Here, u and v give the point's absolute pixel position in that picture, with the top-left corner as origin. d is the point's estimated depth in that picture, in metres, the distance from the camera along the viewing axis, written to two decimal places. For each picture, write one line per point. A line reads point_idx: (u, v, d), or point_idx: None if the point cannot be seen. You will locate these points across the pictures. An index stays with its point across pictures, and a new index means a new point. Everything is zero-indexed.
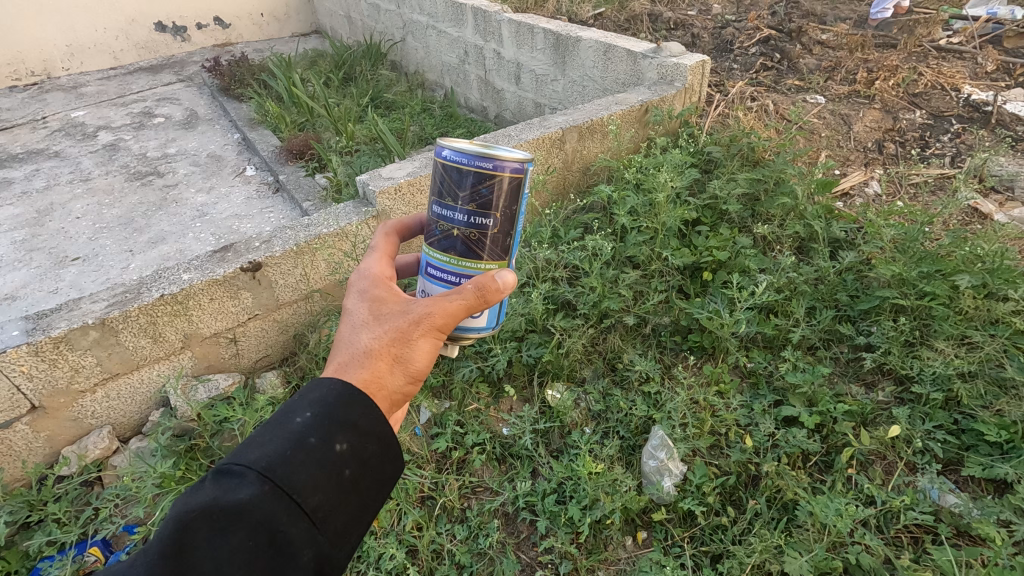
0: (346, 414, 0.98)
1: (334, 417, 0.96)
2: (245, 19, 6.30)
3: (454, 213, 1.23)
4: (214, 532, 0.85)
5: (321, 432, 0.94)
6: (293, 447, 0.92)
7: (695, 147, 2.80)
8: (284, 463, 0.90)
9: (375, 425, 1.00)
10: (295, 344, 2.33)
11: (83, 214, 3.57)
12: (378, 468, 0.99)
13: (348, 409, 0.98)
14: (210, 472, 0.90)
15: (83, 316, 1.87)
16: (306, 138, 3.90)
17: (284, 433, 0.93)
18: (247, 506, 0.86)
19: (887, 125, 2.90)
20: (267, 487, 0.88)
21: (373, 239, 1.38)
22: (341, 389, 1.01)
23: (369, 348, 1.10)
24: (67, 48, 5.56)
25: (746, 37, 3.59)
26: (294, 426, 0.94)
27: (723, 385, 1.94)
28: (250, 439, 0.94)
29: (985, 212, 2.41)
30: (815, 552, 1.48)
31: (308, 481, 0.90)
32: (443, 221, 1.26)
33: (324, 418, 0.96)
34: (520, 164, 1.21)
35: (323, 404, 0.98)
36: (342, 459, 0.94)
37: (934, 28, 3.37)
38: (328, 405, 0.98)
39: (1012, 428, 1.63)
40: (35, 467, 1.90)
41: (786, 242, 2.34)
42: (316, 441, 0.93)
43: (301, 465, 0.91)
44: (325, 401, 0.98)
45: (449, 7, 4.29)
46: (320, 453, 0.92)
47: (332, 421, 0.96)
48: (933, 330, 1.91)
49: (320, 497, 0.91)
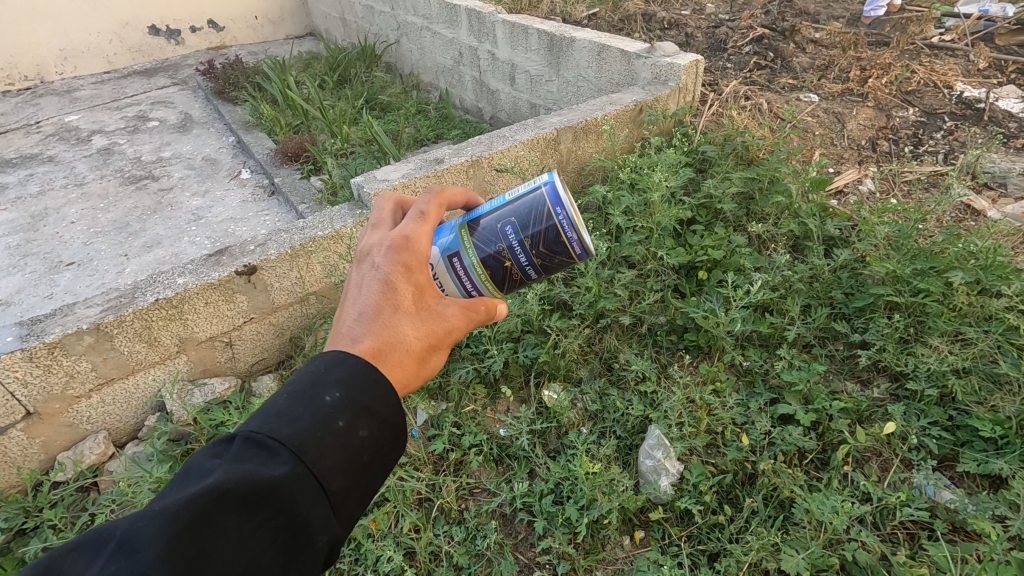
0: (375, 401, 0.94)
1: (363, 402, 0.92)
2: (239, 22, 6.30)
3: (521, 250, 1.23)
4: (240, 508, 0.78)
5: (349, 415, 0.90)
6: (322, 428, 0.87)
7: (689, 146, 2.81)
8: (316, 444, 0.85)
9: (394, 413, 0.96)
10: (291, 347, 2.32)
11: (78, 219, 3.56)
12: (391, 458, 0.97)
13: (378, 396, 0.94)
14: (238, 441, 0.83)
15: (77, 321, 1.87)
16: (300, 141, 3.89)
17: (312, 411, 0.88)
18: (279, 484, 0.80)
19: (880, 123, 2.91)
20: (297, 467, 0.83)
21: (425, 200, 1.21)
22: (374, 375, 0.96)
23: (408, 345, 1.04)
24: (60, 53, 5.54)
25: (740, 36, 3.60)
26: (325, 404, 0.89)
27: (719, 384, 1.94)
28: (278, 411, 0.87)
29: (978, 209, 2.42)
30: (812, 550, 1.49)
31: (335, 465, 0.87)
32: (505, 243, 1.24)
33: (353, 401, 0.91)
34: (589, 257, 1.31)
35: (354, 386, 0.93)
36: (365, 446, 0.91)
37: (926, 26, 3.38)
38: (357, 387, 0.93)
39: (1006, 424, 1.63)
40: (30, 473, 1.90)
41: (781, 241, 2.34)
42: (344, 424, 0.89)
43: (329, 448, 0.86)
44: (356, 382, 0.93)
45: (442, 8, 4.29)
46: (347, 438, 0.88)
47: (360, 403, 0.92)
48: (928, 326, 1.92)
49: (341, 482, 0.87)
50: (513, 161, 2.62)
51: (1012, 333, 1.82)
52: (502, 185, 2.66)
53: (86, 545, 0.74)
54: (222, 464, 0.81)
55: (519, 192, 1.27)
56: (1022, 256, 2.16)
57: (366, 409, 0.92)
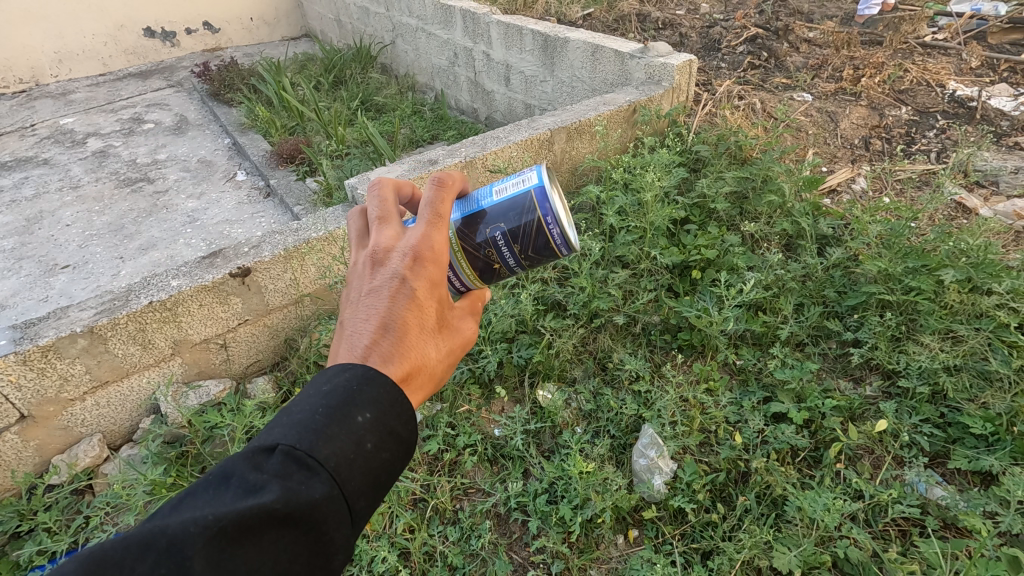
0: (402, 425, 0.92)
1: (392, 425, 0.90)
2: (235, 23, 6.29)
3: (507, 256, 1.31)
4: (276, 526, 0.77)
5: (377, 437, 0.88)
6: (354, 450, 0.85)
7: (683, 146, 2.82)
8: (350, 466, 0.84)
9: (414, 435, 0.95)
10: (286, 349, 2.33)
11: (73, 221, 3.56)
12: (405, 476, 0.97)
13: (407, 421, 0.93)
14: (279, 454, 0.81)
15: (71, 324, 1.87)
16: (296, 142, 3.89)
17: (347, 431, 0.85)
18: (316, 507, 0.79)
19: (874, 122, 2.92)
20: (330, 490, 0.81)
21: (437, 197, 1.09)
22: (405, 396, 0.94)
23: (433, 367, 1.02)
24: (55, 55, 5.53)
25: (734, 36, 3.61)
26: (360, 424, 0.87)
27: (712, 383, 1.95)
28: (315, 426, 0.85)
29: (970, 207, 2.43)
30: (804, 547, 1.50)
31: (364, 487, 0.86)
32: (494, 250, 1.30)
33: (383, 424, 0.89)
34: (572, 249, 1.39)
35: (388, 408, 0.90)
36: (389, 466, 0.90)
37: (919, 25, 3.40)
38: (386, 408, 0.90)
39: (996, 421, 1.65)
40: (24, 476, 1.90)
41: (774, 240, 2.35)
42: (373, 447, 0.87)
43: (359, 471, 0.85)
44: (389, 404, 0.91)
45: (437, 9, 4.29)
46: (375, 460, 0.87)
47: (389, 425, 0.90)
48: (919, 325, 1.93)
49: (366, 502, 0.87)
50: (507, 161, 2.62)
51: (1003, 330, 1.83)
52: None
53: (121, 548, 0.73)
54: (262, 480, 0.79)
55: (508, 193, 1.31)
56: (1013, 253, 2.17)
57: (393, 433, 0.90)
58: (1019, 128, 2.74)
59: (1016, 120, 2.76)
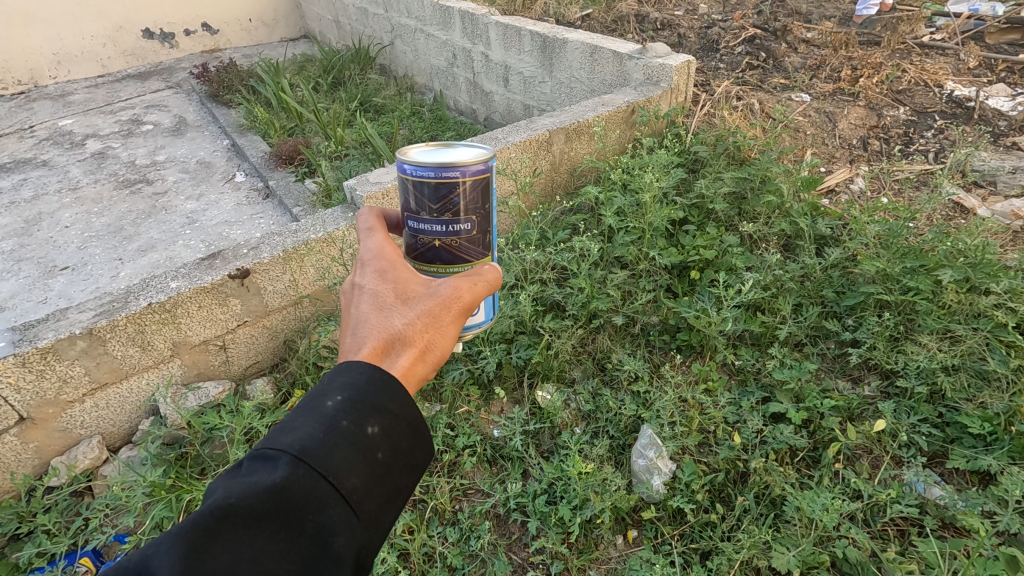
0: (377, 397, 0.94)
1: (366, 401, 0.93)
2: (233, 24, 6.30)
3: (430, 225, 1.27)
4: (246, 517, 0.81)
5: (354, 416, 0.91)
6: (324, 429, 0.88)
7: (682, 147, 2.83)
8: (319, 445, 0.87)
9: (404, 408, 0.96)
10: (285, 350, 2.33)
11: (72, 223, 3.56)
12: (411, 453, 0.96)
13: (383, 394, 0.95)
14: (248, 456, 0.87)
15: (70, 326, 1.87)
16: (295, 143, 3.89)
17: (314, 416, 0.90)
18: (284, 489, 0.83)
19: (872, 122, 2.92)
20: (303, 469, 0.85)
21: (367, 225, 1.34)
22: (375, 373, 0.98)
23: (404, 333, 1.08)
24: (53, 57, 5.53)
25: (732, 37, 3.61)
26: (326, 409, 0.91)
27: (711, 383, 1.95)
28: (284, 423, 0.91)
29: (968, 207, 2.44)
30: (802, 547, 1.50)
31: (344, 464, 0.87)
32: (421, 234, 1.28)
33: (353, 402, 0.92)
34: (482, 164, 1.26)
35: (356, 387, 0.94)
36: (376, 443, 0.91)
37: (917, 25, 3.40)
38: (357, 389, 0.94)
39: (994, 420, 1.65)
40: (23, 478, 1.90)
41: (773, 240, 2.36)
42: (348, 425, 0.90)
43: (334, 450, 0.87)
44: (357, 384, 0.95)
45: (436, 10, 4.29)
46: (353, 437, 0.89)
47: (362, 402, 0.93)
48: (918, 325, 1.93)
49: (356, 481, 0.88)
50: (506, 162, 2.63)
51: (1001, 330, 1.83)
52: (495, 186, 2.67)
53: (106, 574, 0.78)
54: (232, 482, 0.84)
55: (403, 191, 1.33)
56: (1011, 253, 2.18)
57: (368, 407, 0.93)
58: (1016, 127, 2.74)
59: (1013, 120, 2.76)
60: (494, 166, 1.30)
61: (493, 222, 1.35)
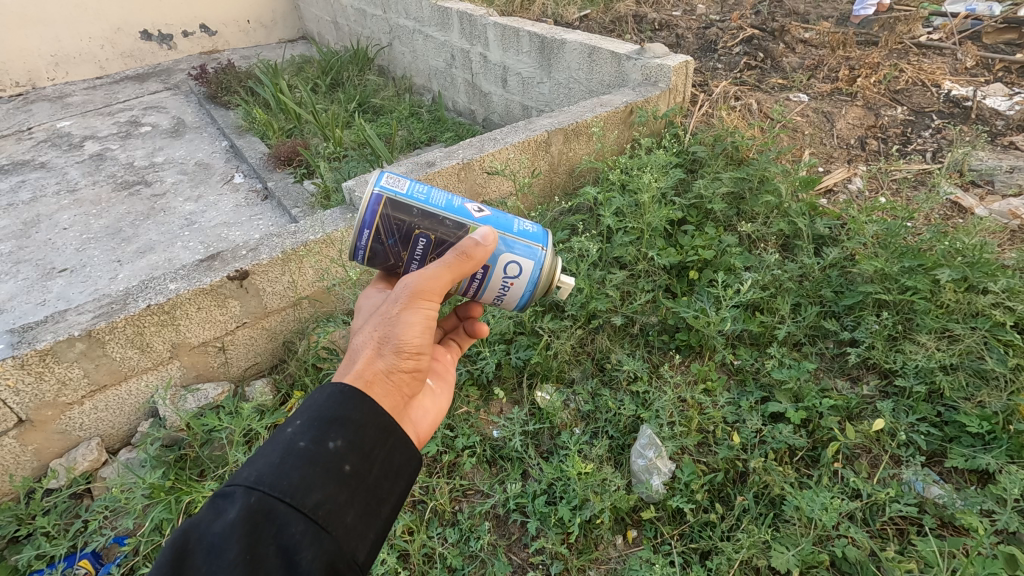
0: (334, 413, 0.98)
1: (324, 417, 0.96)
2: (232, 26, 6.30)
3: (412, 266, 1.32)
4: (208, 551, 0.82)
5: (312, 434, 0.94)
6: (282, 452, 0.91)
7: (680, 147, 2.83)
8: (277, 469, 0.89)
9: (365, 417, 0.99)
10: (284, 351, 2.33)
11: (70, 225, 3.55)
12: (381, 459, 0.99)
13: (341, 407, 0.98)
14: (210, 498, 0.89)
15: (68, 328, 1.87)
16: (294, 144, 3.89)
17: (273, 445, 0.93)
18: (242, 518, 0.84)
19: (869, 122, 2.93)
20: (262, 491, 0.87)
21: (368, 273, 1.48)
22: (333, 390, 1.01)
23: (360, 344, 1.14)
24: (51, 58, 5.53)
25: (730, 37, 3.62)
26: (286, 434, 0.94)
27: (710, 383, 1.95)
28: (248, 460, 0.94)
29: (966, 207, 2.44)
30: (802, 547, 1.51)
31: (304, 480, 0.89)
32: None
33: (310, 423, 0.95)
34: (371, 198, 1.25)
35: (313, 409, 0.98)
36: (340, 455, 0.94)
37: (914, 25, 3.41)
38: (315, 410, 0.98)
39: (993, 419, 1.65)
40: (22, 481, 1.89)
41: (771, 240, 2.36)
42: (306, 444, 0.93)
43: (292, 468, 0.90)
44: (315, 406, 0.98)
45: (434, 11, 4.29)
46: (313, 453, 0.92)
47: (320, 420, 0.96)
48: (916, 324, 1.93)
49: (320, 495, 0.89)
50: (505, 162, 2.63)
51: (999, 329, 1.83)
52: (494, 187, 2.67)
53: None
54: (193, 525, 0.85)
55: None
56: (1008, 253, 2.18)
57: (327, 423, 0.96)
58: (1014, 127, 2.75)
59: (1010, 120, 2.77)
60: (381, 181, 1.25)
61: (438, 204, 1.29)
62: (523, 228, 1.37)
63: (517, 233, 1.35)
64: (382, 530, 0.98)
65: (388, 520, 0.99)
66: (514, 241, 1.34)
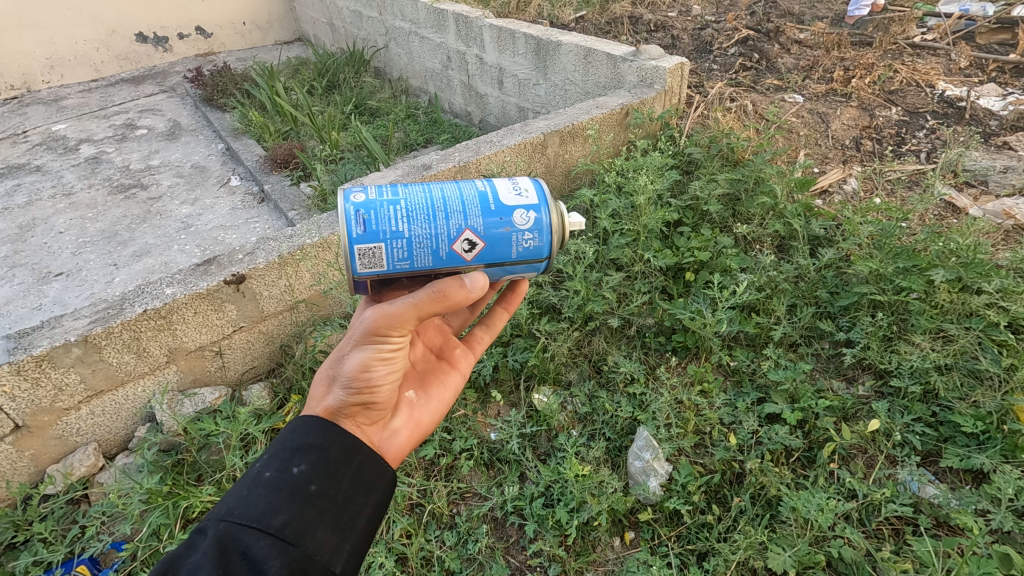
0: (297, 443, 1.13)
1: (288, 448, 1.11)
2: (227, 28, 6.29)
3: None
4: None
5: (276, 465, 1.09)
6: (250, 484, 1.05)
7: (676, 148, 2.84)
8: (245, 499, 1.03)
9: (325, 442, 1.14)
10: (281, 355, 2.33)
11: (66, 229, 3.55)
12: (344, 478, 1.12)
13: (303, 438, 1.13)
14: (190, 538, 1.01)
15: (65, 333, 1.86)
16: (290, 147, 3.88)
17: (242, 482, 1.07)
18: (214, 542, 0.96)
19: (864, 122, 2.94)
20: (232, 518, 1.00)
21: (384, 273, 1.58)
22: (296, 426, 1.15)
23: (320, 377, 1.26)
24: (46, 62, 5.52)
25: (725, 38, 3.62)
26: (254, 470, 1.08)
27: (706, 384, 1.96)
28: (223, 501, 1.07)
29: (960, 207, 2.46)
30: (798, 548, 1.52)
31: (269, 504, 1.03)
32: None
33: (274, 456, 1.10)
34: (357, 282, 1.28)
35: (278, 444, 1.12)
36: (303, 477, 1.07)
37: (908, 26, 3.42)
38: (281, 444, 1.12)
39: (987, 419, 1.67)
40: (19, 487, 1.89)
41: (767, 241, 2.36)
42: (272, 473, 1.07)
43: (259, 495, 1.03)
44: (280, 442, 1.13)
45: (429, 13, 4.29)
46: (277, 479, 1.06)
47: (284, 452, 1.11)
48: (911, 324, 1.94)
49: (285, 516, 1.02)
50: (501, 165, 2.63)
51: (992, 329, 1.85)
52: None
53: None
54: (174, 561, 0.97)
55: None
56: (1002, 253, 2.20)
57: (289, 452, 1.10)
58: (1008, 127, 2.76)
59: (1004, 120, 2.78)
60: (355, 270, 1.24)
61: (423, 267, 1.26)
62: (523, 247, 1.30)
63: (516, 257, 1.31)
64: (358, 542, 1.09)
65: (364, 531, 1.11)
66: (514, 265, 1.33)
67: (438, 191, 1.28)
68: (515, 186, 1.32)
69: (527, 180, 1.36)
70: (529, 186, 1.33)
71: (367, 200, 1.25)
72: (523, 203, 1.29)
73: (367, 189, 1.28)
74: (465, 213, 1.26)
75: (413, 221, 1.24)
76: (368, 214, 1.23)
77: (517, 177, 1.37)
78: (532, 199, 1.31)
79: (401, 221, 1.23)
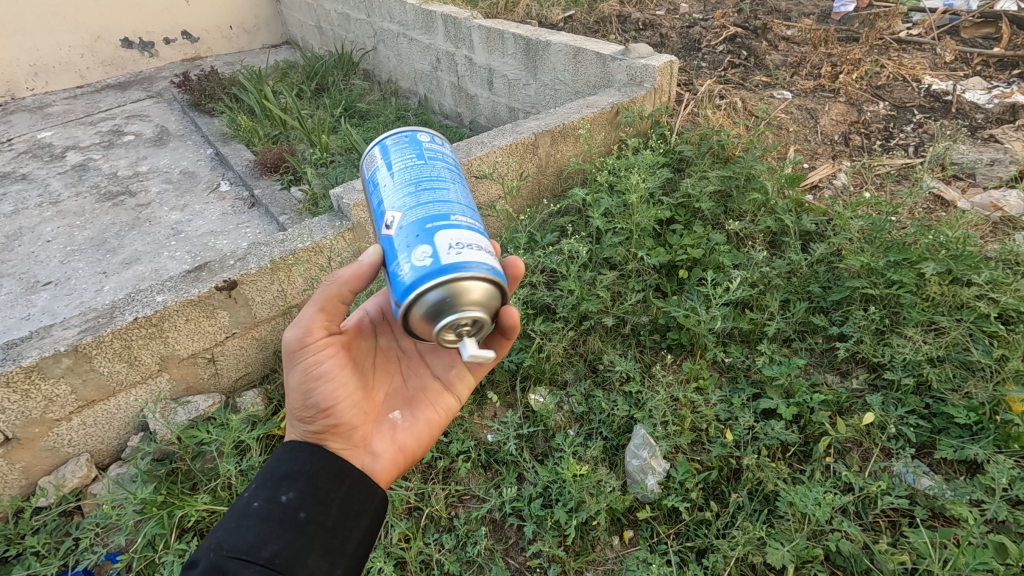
0: (285, 471, 1.17)
1: (275, 477, 1.16)
2: (214, 32, 6.24)
3: None
4: None
5: (265, 494, 1.13)
6: (239, 516, 1.09)
7: (667, 147, 2.85)
8: (235, 532, 1.07)
9: (314, 468, 1.18)
10: (274, 361, 2.31)
11: (54, 237, 3.51)
12: (333, 501, 1.16)
13: (291, 466, 1.17)
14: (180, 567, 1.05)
15: (54, 343, 1.84)
16: (280, 151, 3.86)
17: (230, 513, 1.11)
18: None
19: (853, 117, 2.96)
20: (221, 550, 1.04)
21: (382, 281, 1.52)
22: (282, 453, 1.21)
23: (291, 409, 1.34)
24: (31, 68, 5.44)
25: (713, 36, 3.64)
26: (241, 498, 1.13)
27: (702, 381, 1.95)
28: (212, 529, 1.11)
29: (948, 201, 2.48)
30: (797, 542, 1.52)
31: (261, 534, 1.07)
32: None
33: (261, 485, 1.14)
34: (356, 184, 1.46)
35: (265, 472, 1.17)
36: (292, 505, 1.12)
37: (893, 21, 3.45)
38: (269, 472, 1.17)
39: (980, 409, 1.68)
40: (10, 501, 1.87)
41: (759, 237, 2.37)
42: (260, 503, 1.11)
43: (248, 527, 1.07)
44: (267, 471, 1.17)
45: (418, 14, 4.28)
46: (267, 508, 1.10)
47: (272, 481, 1.15)
48: (903, 317, 1.95)
49: (275, 547, 1.06)
50: (493, 165, 2.62)
51: (983, 320, 1.87)
52: (483, 191, 2.66)
53: None
54: None
55: None
56: (991, 245, 2.22)
57: (274, 480, 1.15)
58: (993, 120, 2.79)
59: (990, 113, 2.81)
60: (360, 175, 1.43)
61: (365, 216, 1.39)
62: (400, 269, 1.18)
63: (391, 272, 1.20)
64: (350, 565, 1.13)
65: (355, 555, 1.14)
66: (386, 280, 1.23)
67: (434, 189, 1.26)
68: (458, 245, 1.16)
69: (477, 256, 1.16)
70: (465, 257, 1.14)
71: (419, 140, 1.36)
72: (437, 250, 1.14)
73: (445, 147, 1.41)
74: (414, 204, 1.23)
75: (400, 171, 1.30)
76: (404, 140, 1.35)
77: (484, 255, 1.18)
78: (447, 254, 1.13)
79: (400, 164, 1.31)
